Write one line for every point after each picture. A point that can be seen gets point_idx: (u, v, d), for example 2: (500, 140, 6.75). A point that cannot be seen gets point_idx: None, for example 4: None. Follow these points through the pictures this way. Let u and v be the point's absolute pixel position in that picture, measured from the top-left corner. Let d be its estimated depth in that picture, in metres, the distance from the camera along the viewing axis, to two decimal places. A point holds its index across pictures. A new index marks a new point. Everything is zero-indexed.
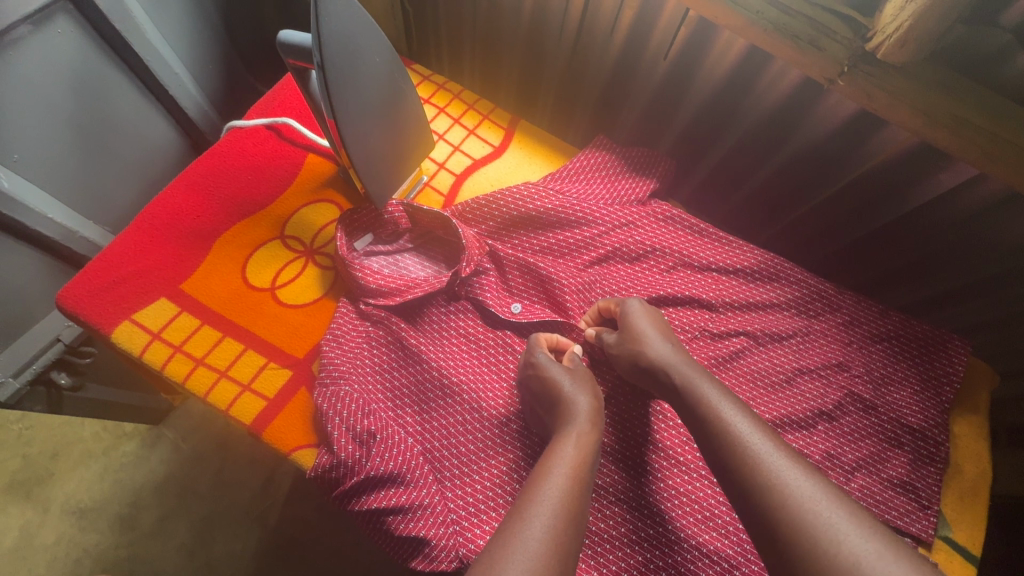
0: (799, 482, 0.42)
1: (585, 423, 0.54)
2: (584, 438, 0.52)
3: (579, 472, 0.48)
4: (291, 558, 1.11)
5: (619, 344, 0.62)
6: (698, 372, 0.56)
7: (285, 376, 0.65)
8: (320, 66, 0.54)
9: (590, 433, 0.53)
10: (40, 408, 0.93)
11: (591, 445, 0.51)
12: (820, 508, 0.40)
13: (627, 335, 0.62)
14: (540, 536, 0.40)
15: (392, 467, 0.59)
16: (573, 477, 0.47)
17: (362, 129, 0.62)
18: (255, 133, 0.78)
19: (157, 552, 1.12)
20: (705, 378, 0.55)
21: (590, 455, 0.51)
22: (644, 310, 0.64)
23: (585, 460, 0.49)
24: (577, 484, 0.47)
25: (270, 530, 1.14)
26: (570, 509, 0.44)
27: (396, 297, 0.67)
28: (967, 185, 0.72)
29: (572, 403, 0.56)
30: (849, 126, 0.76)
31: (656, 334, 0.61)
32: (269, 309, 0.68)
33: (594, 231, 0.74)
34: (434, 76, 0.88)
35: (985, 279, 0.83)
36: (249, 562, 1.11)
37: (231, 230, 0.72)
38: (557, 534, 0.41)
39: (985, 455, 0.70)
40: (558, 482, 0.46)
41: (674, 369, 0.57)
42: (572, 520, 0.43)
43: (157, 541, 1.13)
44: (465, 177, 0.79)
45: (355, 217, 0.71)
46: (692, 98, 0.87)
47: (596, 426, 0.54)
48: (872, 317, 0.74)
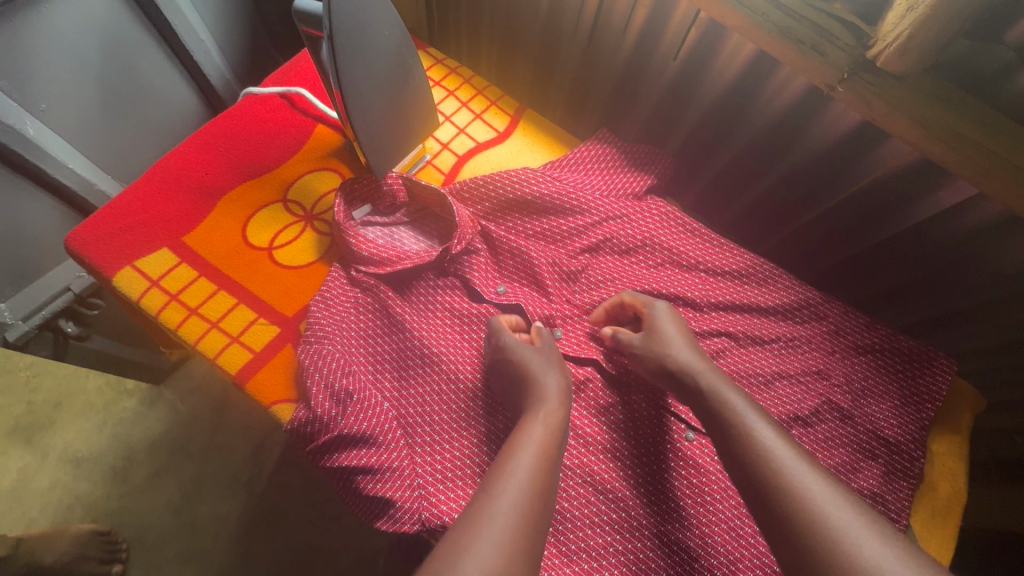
0: (812, 486, 0.45)
1: (552, 403, 0.56)
2: (552, 417, 0.54)
3: (546, 450, 0.50)
4: (273, 526, 1.13)
5: (643, 346, 0.63)
6: (716, 376, 0.58)
7: (272, 333, 0.67)
8: (330, 35, 0.57)
9: (559, 412, 0.55)
10: (46, 353, 0.97)
11: (558, 424, 0.54)
12: (839, 514, 0.43)
13: (653, 337, 0.63)
14: (508, 510, 0.43)
15: (366, 428, 0.61)
16: (541, 455, 0.49)
17: (367, 100, 0.65)
18: (269, 100, 0.81)
19: (145, 507, 1.15)
20: (729, 387, 0.57)
21: (558, 433, 0.53)
22: (669, 313, 0.65)
23: (553, 437, 0.52)
24: (543, 460, 0.49)
25: (256, 496, 1.16)
26: (537, 484, 0.47)
27: (387, 267, 0.69)
28: (966, 204, 0.72)
29: (541, 383, 0.58)
30: (850, 138, 0.76)
31: (682, 338, 0.63)
32: (264, 268, 0.71)
33: (587, 221, 0.75)
34: (448, 60, 0.89)
35: (981, 303, 0.82)
36: (233, 523, 1.14)
37: (236, 190, 0.74)
38: (524, 509, 0.44)
39: (962, 475, 0.70)
40: (526, 459, 0.48)
41: (699, 373, 0.59)
42: (538, 496, 0.46)
43: (146, 496, 1.16)
44: (467, 158, 0.81)
45: (355, 187, 0.72)
46: (700, 101, 0.88)
47: (564, 404, 0.57)
48: (859, 328, 0.74)
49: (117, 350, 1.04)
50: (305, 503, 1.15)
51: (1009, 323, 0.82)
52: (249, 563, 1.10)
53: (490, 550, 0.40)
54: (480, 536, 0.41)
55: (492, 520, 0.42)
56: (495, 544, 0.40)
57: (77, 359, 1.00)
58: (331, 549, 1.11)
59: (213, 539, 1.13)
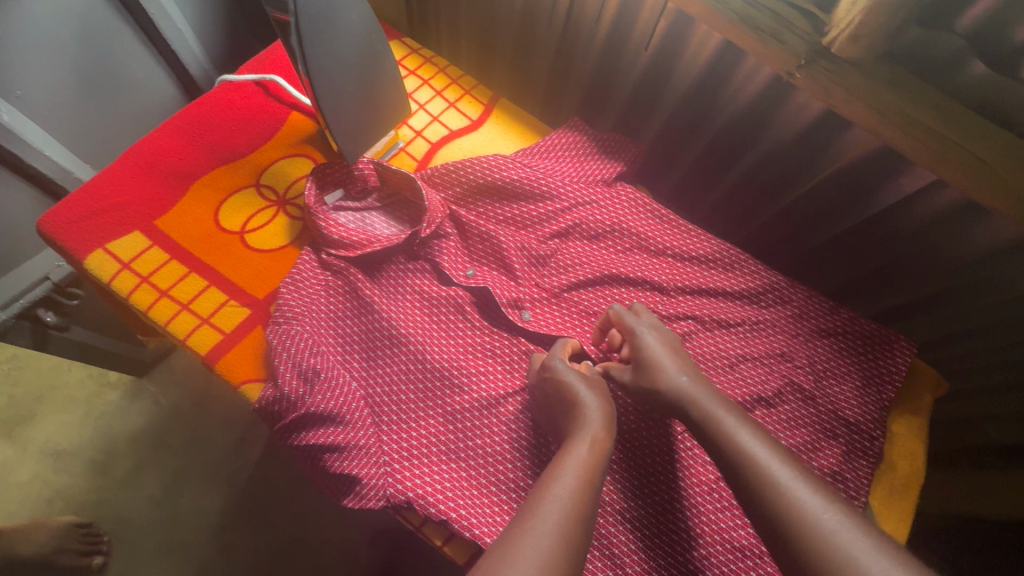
0: (822, 516, 0.45)
1: (599, 427, 0.56)
2: (596, 441, 0.54)
3: (590, 475, 0.50)
4: (254, 517, 1.12)
5: (635, 381, 0.62)
6: (714, 401, 0.57)
7: (243, 315, 0.68)
8: (294, 19, 0.58)
9: (604, 436, 0.55)
10: (24, 344, 0.93)
11: (603, 450, 0.54)
12: (846, 543, 0.43)
13: (642, 369, 0.61)
14: (549, 535, 0.43)
15: (332, 407, 0.62)
16: (583, 477, 0.50)
17: (332, 82, 0.65)
18: (243, 87, 0.82)
19: (126, 500, 1.14)
20: (725, 409, 0.56)
21: (603, 458, 0.53)
22: (658, 337, 0.63)
23: (596, 461, 0.52)
24: (586, 482, 0.49)
25: (238, 490, 1.15)
26: (578, 507, 0.47)
27: (355, 250, 0.70)
28: (929, 190, 0.73)
29: (585, 406, 0.57)
30: (815, 128, 0.77)
31: (672, 363, 0.61)
32: (236, 251, 0.71)
33: (557, 206, 0.77)
34: (423, 49, 0.91)
35: (948, 290, 0.83)
36: (214, 517, 1.13)
37: (209, 175, 0.75)
38: (565, 530, 0.44)
39: (921, 454, 0.71)
40: (568, 482, 0.49)
41: (693, 402, 0.57)
42: (579, 519, 0.46)
43: (128, 489, 1.15)
44: (440, 145, 0.83)
45: (327, 172, 0.73)
46: (671, 91, 0.89)
47: (609, 429, 0.56)
48: (822, 312, 0.76)
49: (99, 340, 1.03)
50: (286, 495, 1.13)
51: (976, 309, 0.83)
52: (230, 555, 1.09)
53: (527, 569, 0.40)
54: (522, 554, 0.41)
55: (533, 541, 0.42)
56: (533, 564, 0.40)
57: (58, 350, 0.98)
58: (312, 542, 1.09)
59: (194, 531, 1.12)
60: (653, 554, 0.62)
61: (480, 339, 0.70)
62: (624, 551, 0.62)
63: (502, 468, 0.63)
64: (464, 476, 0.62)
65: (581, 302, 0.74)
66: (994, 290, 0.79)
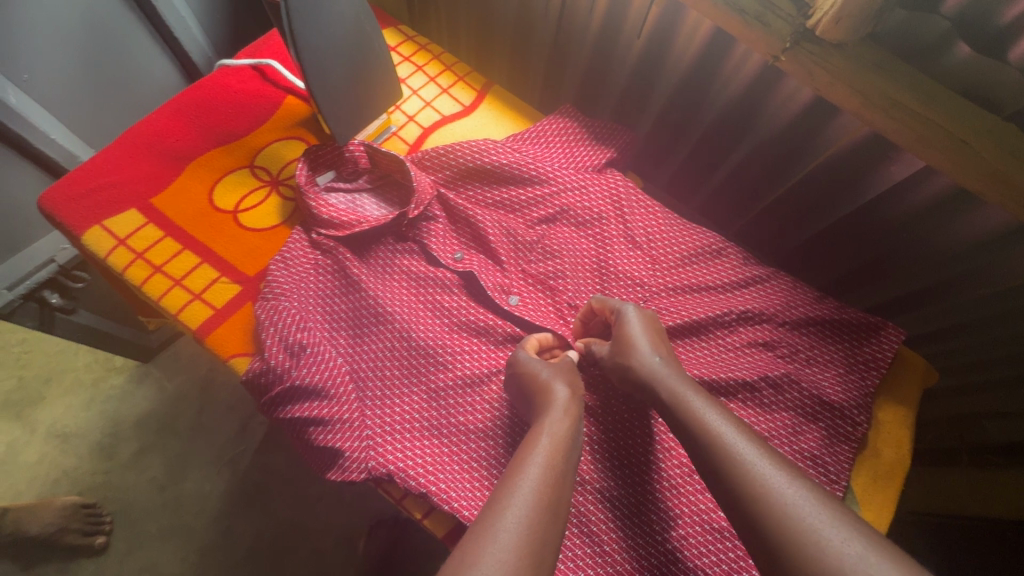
0: (786, 490, 0.43)
1: (559, 412, 0.55)
2: (559, 428, 0.53)
3: (555, 461, 0.49)
4: (255, 502, 1.13)
5: (610, 356, 0.62)
6: (682, 381, 0.56)
7: (233, 291, 0.69)
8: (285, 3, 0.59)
9: (566, 422, 0.54)
10: (31, 324, 0.95)
11: (566, 433, 0.53)
12: (809, 517, 0.41)
13: (618, 344, 0.62)
14: (513, 526, 0.42)
15: (318, 380, 0.63)
16: (548, 466, 0.48)
17: (325, 65, 0.67)
18: (241, 72, 0.84)
19: (130, 483, 1.15)
20: (691, 390, 0.55)
21: (567, 441, 0.52)
22: (638, 318, 0.63)
23: (561, 447, 0.51)
24: (552, 471, 0.48)
25: (239, 474, 1.16)
26: (545, 498, 0.45)
27: (346, 230, 0.71)
28: (918, 179, 0.73)
29: (549, 392, 0.57)
30: (805, 116, 0.77)
31: (646, 342, 0.61)
32: (228, 230, 0.73)
33: (545, 191, 0.77)
34: (418, 37, 0.93)
35: (945, 280, 0.82)
36: (214, 501, 1.13)
37: (205, 156, 0.77)
38: (531, 523, 0.42)
39: (907, 441, 0.71)
40: (533, 472, 0.47)
41: (663, 381, 0.57)
42: (547, 508, 0.44)
43: (132, 472, 1.16)
44: (432, 130, 0.84)
45: (319, 153, 0.75)
46: (664, 80, 0.89)
47: (572, 415, 0.55)
48: (808, 300, 0.75)
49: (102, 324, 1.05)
50: (287, 481, 1.14)
51: (972, 299, 0.81)
52: (231, 539, 1.10)
53: (495, 566, 0.38)
54: (487, 550, 0.40)
55: (497, 535, 0.41)
56: (499, 561, 0.39)
57: (63, 332, 1.00)
58: (309, 528, 1.10)
59: (195, 515, 1.12)
60: (629, 534, 0.62)
61: (467, 320, 0.71)
62: (600, 530, 0.62)
63: (482, 445, 0.64)
64: (445, 452, 0.63)
65: (567, 289, 0.74)
66: (989, 280, 0.77)
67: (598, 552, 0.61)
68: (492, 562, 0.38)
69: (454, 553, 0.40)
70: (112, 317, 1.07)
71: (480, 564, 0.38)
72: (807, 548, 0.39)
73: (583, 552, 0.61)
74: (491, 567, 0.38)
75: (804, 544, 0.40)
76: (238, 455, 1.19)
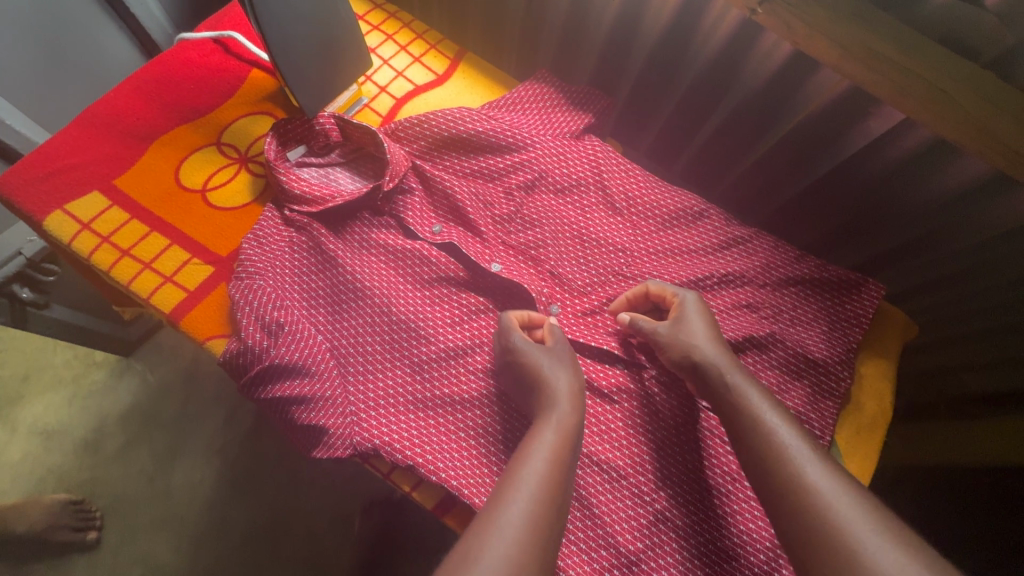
0: (833, 495, 0.43)
1: (564, 404, 0.55)
2: (564, 421, 0.53)
3: (559, 455, 0.49)
4: (248, 490, 1.12)
5: (670, 335, 0.62)
6: (738, 373, 0.57)
7: (207, 273, 0.67)
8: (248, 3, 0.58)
9: (571, 415, 0.54)
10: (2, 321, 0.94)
11: (570, 427, 0.53)
12: (848, 517, 0.42)
13: (680, 328, 0.61)
14: (518, 519, 0.42)
15: (298, 358, 0.62)
16: (552, 460, 0.48)
17: (288, 31, 0.64)
18: (202, 45, 0.80)
19: (118, 477, 1.13)
20: (752, 385, 0.55)
21: (571, 437, 0.52)
22: (697, 305, 0.63)
23: (566, 441, 0.51)
24: (555, 465, 0.48)
25: (230, 463, 1.14)
26: (548, 491, 0.45)
27: (319, 205, 0.69)
28: (897, 132, 0.72)
29: (550, 383, 0.57)
30: (784, 73, 0.76)
31: (707, 334, 0.60)
32: (197, 209, 0.71)
33: (523, 158, 0.75)
34: (386, 4, 0.90)
35: (927, 234, 0.82)
36: (206, 491, 1.12)
37: (168, 135, 0.74)
38: (536, 516, 0.43)
39: (889, 394, 0.71)
40: (537, 464, 0.47)
41: (722, 372, 0.57)
42: (550, 501, 0.45)
43: (119, 466, 1.14)
44: (406, 101, 0.82)
45: (288, 127, 0.72)
46: (643, 41, 0.87)
47: (576, 407, 0.55)
48: (789, 260, 0.75)
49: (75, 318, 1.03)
50: (279, 468, 1.13)
51: (953, 252, 0.82)
52: (226, 527, 1.09)
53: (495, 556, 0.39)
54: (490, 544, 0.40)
55: (498, 523, 0.41)
56: (498, 548, 0.39)
57: (38, 328, 0.98)
58: (304, 512, 1.10)
59: (187, 505, 1.11)
60: (686, 534, 0.61)
61: (449, 309, 0.69)
62: (594, 493, 0.62)
63: (470, 415, 0.64)
64: (431, 425, 0.63)
65: (548, 257, 0.73)
66: (969, 231, 0.77)
67: (588, 513, 0.61)
68: (496, 556, 0.39)
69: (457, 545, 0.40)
70: (86, 310, 1.06)
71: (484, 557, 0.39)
72: (845, 553, 0.40)
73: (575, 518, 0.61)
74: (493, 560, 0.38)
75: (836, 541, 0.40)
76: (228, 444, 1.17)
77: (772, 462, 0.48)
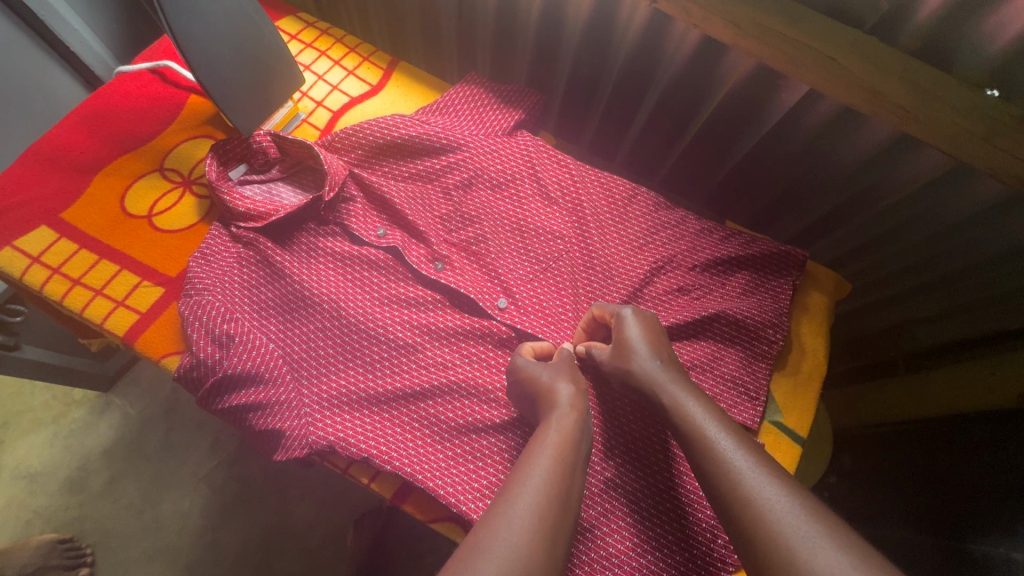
0: (776, 507, 0.44)
1: (566, 409, 0.57)
2: (566, 423, 0.55)
3: (563, 453, 0.51)
4: (238, 512, 1.13)
5: (611, 362, 0.63)
6: (681, 386, 0.57)
7: (157, 294, 0.70)
8: (170, 31, 0.61)
9: (572, 417, 0.56)
10: None
11: (571, 427, 0.54)
12: (786, 522, 0.43)
13: (619, 350, 0.62)
14: (523, 520, 0.44)
15: (250, 367, 0.64)
16: (557, 459, 0.50)
17: (216, 60, 0.67)
18: (139, 76, 0.83)
19: (107, 512, 1.13)
20: (690, 396, 0.56)
21: (574, 437, 0.53)
22: (636, 318, 0.64)
23: (569, 442, 0.53)
24: (561, 465, 0.50)
25: (217, 488, 1.15)
26: (555, 490, 0.47)
27: (265, 218, 0.71)
28: (807, 103, 0.76)
29: (553, 392, 0.58)
30: (699, 57, 0.80)
31: (646, 347, 0.61)
32: (145, 234, 0.73)
33: (458, 158, 0.78)
34: (318, 22, 0.93)
35: (849, 199, 0.87)
36: (196, 518, 1.13)
37: (111, 165, 0.76)
38: (542, 515, 0.45)
39: (822, 349, 0.76)
40: (543, 464, 0.50)
41: (662, 386, 0.58)
42: (558, 499, 0.47)
43: (107, 502, 1.14)
44: (342, 113, 0.85)
45: (226, 148, 0.74)
46: (568, 38, 0.90)
47: (578, 411, 0.57)
48: (717, 239, 0.79)
49: (50, 357, 1.05)
50: (266, 487, 1.14)
51: (874, 214, 0.87)
52: (218, 551, 1.10)
53: (507, 552, 0.41)
54: (493, 546, 0.41)
55: (509, 521, 0.44)
56: (511, 545, 0.41)
57: (13, 369, 1.00)
58: (294, 528, 1.11)
59: (179, 533, 1.12)
60: (644, 524, 0.64)
61: (442, 324, 0.71)
62: None
63: (423, 406, 0.67)
64: (385, 421, 0.66)
65: (490, 252, 0.76)
66: (884, 193, 0.82)
67: None
68: (494, 562, 0.40)
69: (463, 544, 0.42)
70: (61, 349, 1.07)
71: (487, 558, 0.40)
72: (783, 554, 0.41)
73: None
74: (497, 559, 0.40)
75: (778, 547, 0.42)
76: (213, 469, 1.17)
77: (714, 467, 0.49)
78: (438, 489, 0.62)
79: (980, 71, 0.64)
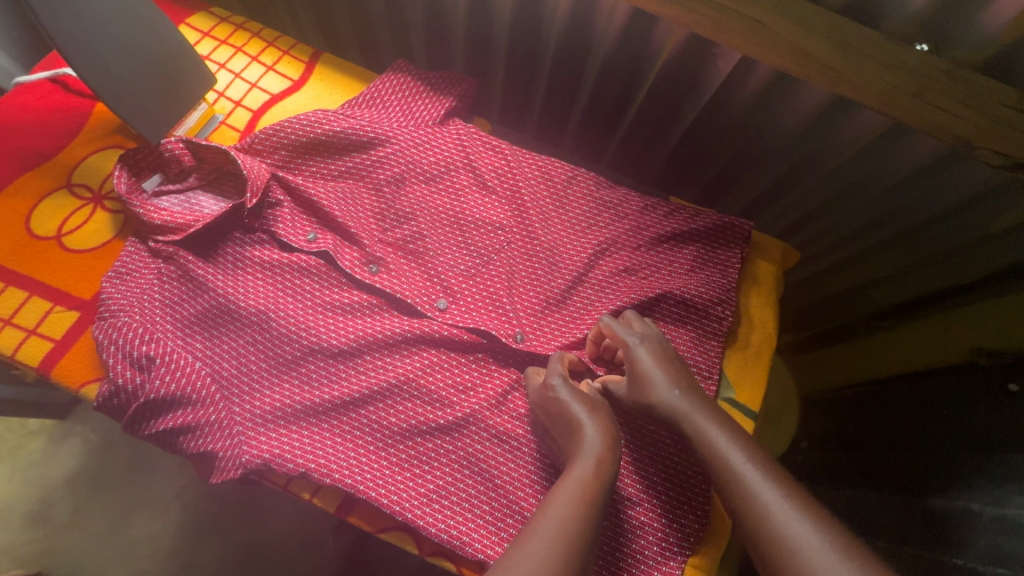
0: (805, 545, 0.44)
1: (600, 448, 0.55)
2: (598, 463, 0.53)
3: (591, 498, 0.50)
4: (209, 532, 1.09)
5: (631, 396, 0.61)
6: (704, 417, 0.56)
7: (72, 318, 0.66)
8: (56, 47, 0.58)
9: (608, 459, 0.54)
10: None
11: (606, 471, 0.53)
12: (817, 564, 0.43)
13: (634, 382, 0.61)
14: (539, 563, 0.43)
15: (175, 390, 0.61)
16: (582, 500, 0.49)
17: (111, 70, 0.64)
18: (38, 86, 0.77)
19: (73, 544, 1.08)
20: (713, 425, 0.55)
21: (604, 481, 0.52)
22: (648, 349, 0.61)
23: (597, 486, 0.51)
24: (587, 508, 0.48)
25: (189, 508, 1.11)
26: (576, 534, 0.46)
27: (184, 230, 0.67)
28: (741, 72, 0.75)
29: (582, 427, 0.56)
30: (629, 32, 0.77)
31: (664, 377, 0.59)
32: (54, 256, 0.69)
33: (388, 152, 0.75)
34: (232, 16, 0.88)
35: (794, 167, 0.86)
36: (168, 541, 1.09)
37: (14, 183, 0.71)
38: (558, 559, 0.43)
39: (771, 319, 0.75)
40: (567, 505, 0.48)
41: (686, 418, 0.56)
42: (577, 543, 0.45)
43: (75, 532, 1.09)
44: (263, 112, 0.81)
45: (137, 157, 0.70)
46: (498, 20, 0.87)
47: (611, 451, 0.55)
48: (658, 216, 0.77)
49: None
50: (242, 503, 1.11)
51: (820, 180, 0.85)
52: (192, 571, 1.07)
53: None
54: None
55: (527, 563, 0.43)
56: None
57: None
58: (274, 541, 1.08)
59: (150, 557, 1.08)
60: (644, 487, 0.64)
61: (379, 326, 0.68)
62: (498, 463, 0.63)
63: (365, 413, 0.64)
64: (323, 435, 0.63)
65: (428, 249, 0.73)
66: (827, 158, 0.81)
67: (494, 489, 0.62)
68: None
69: None
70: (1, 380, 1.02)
71: None
72: None
73: (484, 494, 0.62)
74: None
75: None
76: (186, 487, 1.13)
77: (740, 502, 0.49)
78: (382, 500, 0.60)
79: (908, 25, 0.63)
